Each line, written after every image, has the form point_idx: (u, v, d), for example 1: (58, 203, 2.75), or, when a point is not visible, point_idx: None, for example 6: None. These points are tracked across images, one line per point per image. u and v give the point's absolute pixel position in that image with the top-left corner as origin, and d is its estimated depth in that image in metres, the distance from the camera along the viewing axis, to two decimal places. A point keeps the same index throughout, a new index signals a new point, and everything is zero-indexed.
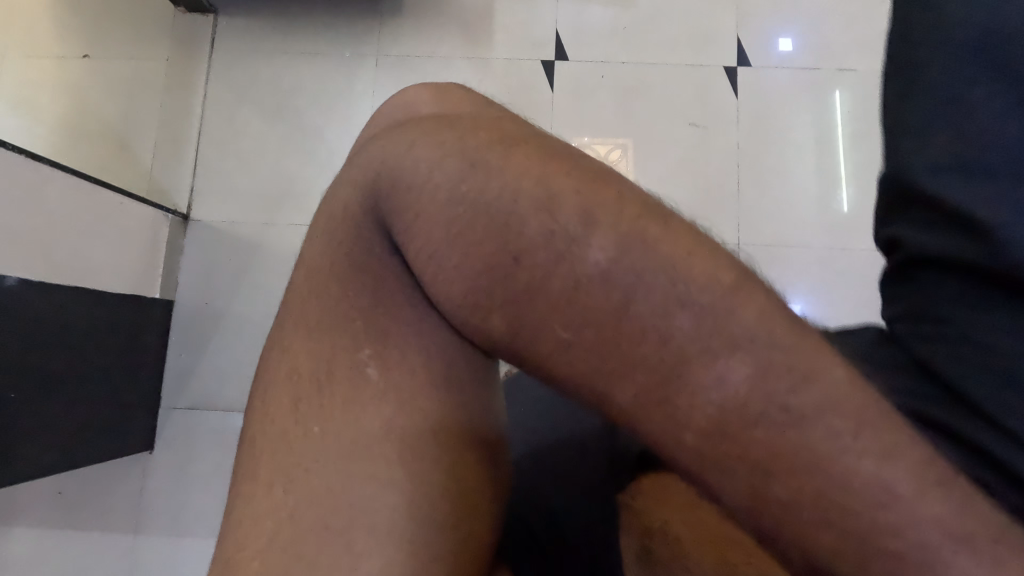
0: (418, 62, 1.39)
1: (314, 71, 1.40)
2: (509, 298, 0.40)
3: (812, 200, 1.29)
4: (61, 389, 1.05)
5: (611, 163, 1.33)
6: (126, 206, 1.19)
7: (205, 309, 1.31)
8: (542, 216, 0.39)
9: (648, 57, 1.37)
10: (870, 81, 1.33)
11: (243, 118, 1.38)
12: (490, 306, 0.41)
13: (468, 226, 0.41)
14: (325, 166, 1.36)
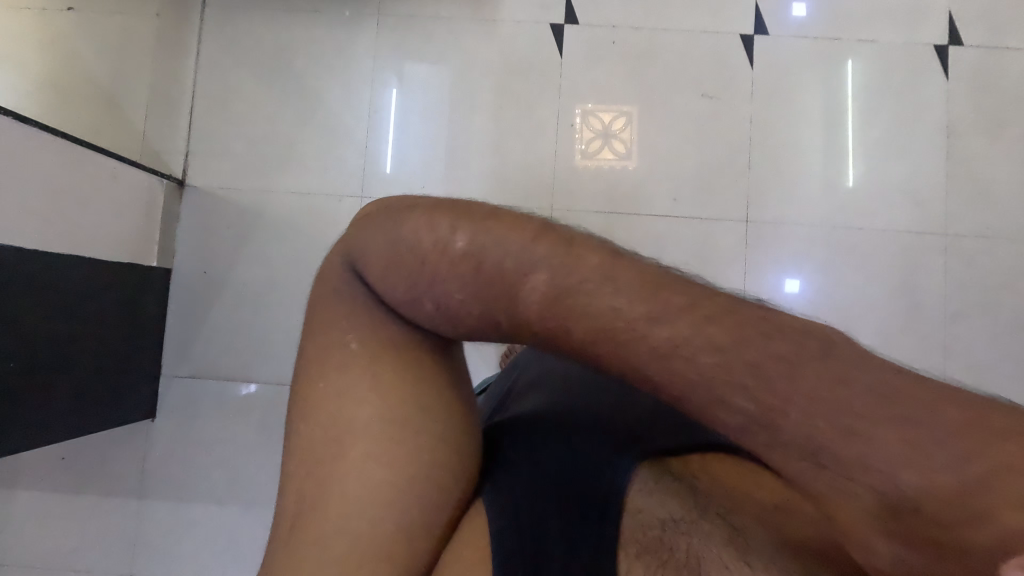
0: (420, 23, 1.33)
1: (311, 30, 1.33)
2: (483, 307, 0.42)
3: (820, 173, 1.27)
4: (61, 358, 1.04)
5: (614, 132, 1.29)
6: (120, 170, 1.15)
7: (204, 278, 1.29)
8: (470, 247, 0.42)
9: (661, 22, 1.31)
10: (890, 52, 1.29)
11: (237, 79, 1.33)
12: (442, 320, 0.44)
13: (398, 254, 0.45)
14: (324, 132, 1.32)
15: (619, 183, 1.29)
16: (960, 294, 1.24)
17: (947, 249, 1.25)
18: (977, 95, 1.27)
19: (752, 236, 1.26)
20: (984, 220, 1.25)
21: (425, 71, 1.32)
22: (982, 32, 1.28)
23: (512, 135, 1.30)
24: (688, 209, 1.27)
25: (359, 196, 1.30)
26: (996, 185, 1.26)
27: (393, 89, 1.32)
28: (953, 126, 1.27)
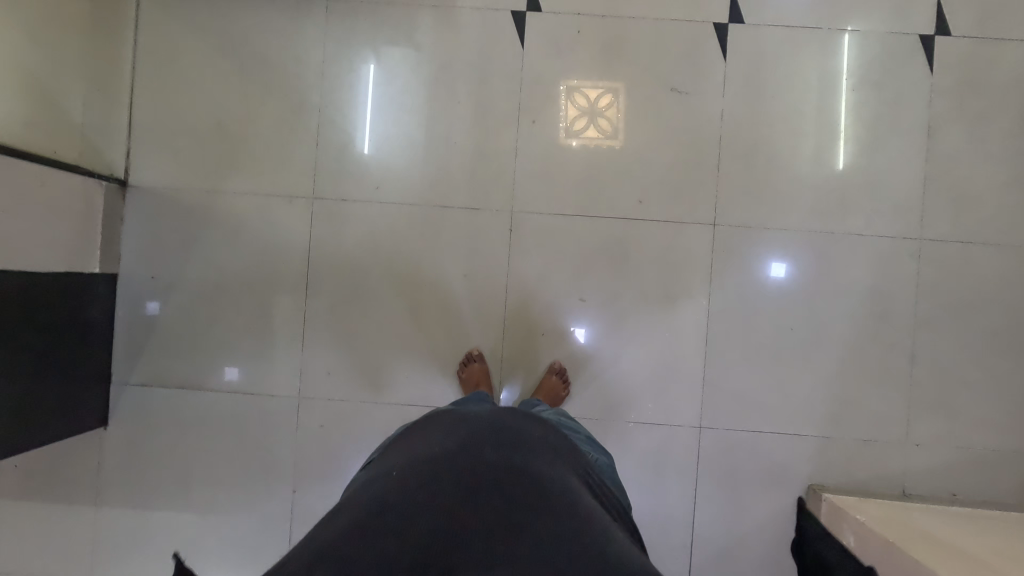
0: (373, 8, 1.24)
1: (255, 16, 1.25)
2: None
3: (792, 171, 1.21)
4: (8, 373, 1.02)
5: (601, 109, 1.23)
6: (48, 175, 1.09)
7: (151, 283, 1.25)
8: None
9: (629, 9, 1.23)
10: (872, 43, 1.21)
11: (179, 70, 1.25)
12: None
13: None
14: (272, 129, 1.25)
15: (582, 184, 1.23)
16: (930, 302, 1.20)
17: (920, 253, 1.20)
18: (962, 90, 1.21)
19: (718, 240, 1.22)
20: (960, 224, 1.20)
21: (378, 61, 1.24)
22: (971, 20, 1.20)
23: (469, 134, 1.24)
24: (654, 212, 1.22)
25: (310, 198, 1.24)
26: (977, 187, 1.20)
27: (343, 79, 1.24)
28: (933, 124, 1.20)
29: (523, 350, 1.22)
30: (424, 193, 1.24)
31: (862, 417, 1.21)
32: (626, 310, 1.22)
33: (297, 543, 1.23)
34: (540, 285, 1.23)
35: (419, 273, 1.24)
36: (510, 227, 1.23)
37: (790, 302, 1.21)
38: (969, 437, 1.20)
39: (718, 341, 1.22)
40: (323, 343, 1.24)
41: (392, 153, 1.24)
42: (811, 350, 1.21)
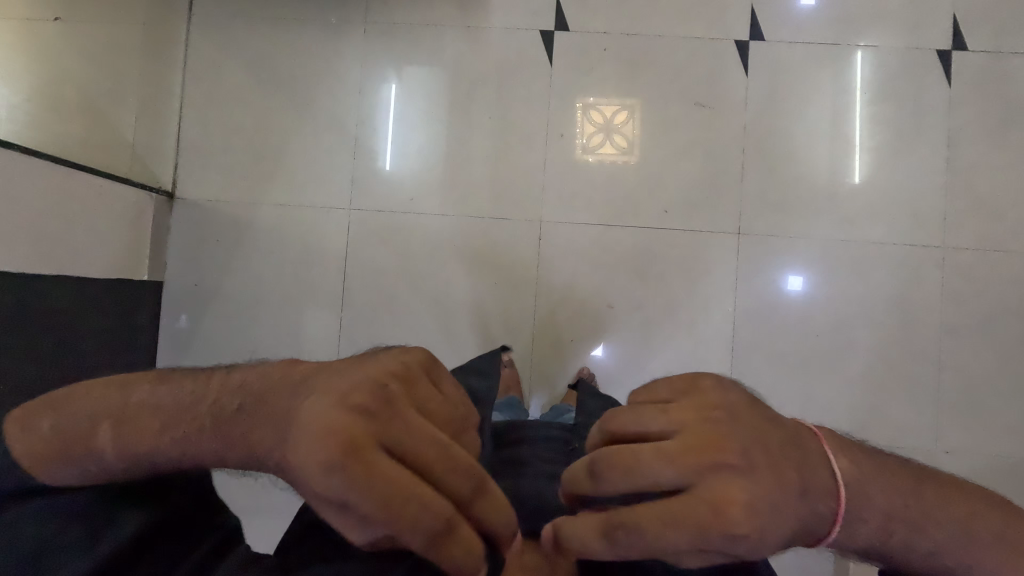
0: (408, 29, 1.31)
1: (296, 38, 1.32)
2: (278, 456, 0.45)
3: (818, 181, 1.24)
4: (61, 375, 1.07)
5: (616, 126, 1.27)
6: (107, 187, 1.16)
7: (194, 290, 1.30)
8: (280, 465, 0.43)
9: (652, 27, 1.28)
10: (889, 57, 1.25)
11: (223, 89, 1.32)
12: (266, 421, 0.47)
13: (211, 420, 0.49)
14: (310, 142, 1.31)
15: (610, 195, 1.27)
16: (956, 308, 1.22)
17: (944, 262, 1.22)
18: (980, 102, 1.24)
19: (743, 248, 1.25)
20: (983, 230, 1.22)
21: (412, 78, 1.30)
22: (988, 36, 1.24)
23: (501, 147, 1.29)
24: (679, 221, 1.26)
25: (346, 208, 1.30)
26: (999, 195, 1.22)
27: (379, 96, 1.30)
28: (953, 135, 1.23)
29: (553, 355, 1.25)
30: (455, 202, 1.29)
31: (891, 422, 1.22)
32: (653, 317, 1.25)
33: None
34: (568, 292, 1.26)
35: (452, 279, 1.28)
36: (539, 236, 1.27)
37: (818, 310, 1.23)
38: (998, 445, 1.20)
39: (745, 348, 1.24)
40: (359, 349, 1.28)
41: (425, 165, 1.29)
42: (838, 358, 1.23)
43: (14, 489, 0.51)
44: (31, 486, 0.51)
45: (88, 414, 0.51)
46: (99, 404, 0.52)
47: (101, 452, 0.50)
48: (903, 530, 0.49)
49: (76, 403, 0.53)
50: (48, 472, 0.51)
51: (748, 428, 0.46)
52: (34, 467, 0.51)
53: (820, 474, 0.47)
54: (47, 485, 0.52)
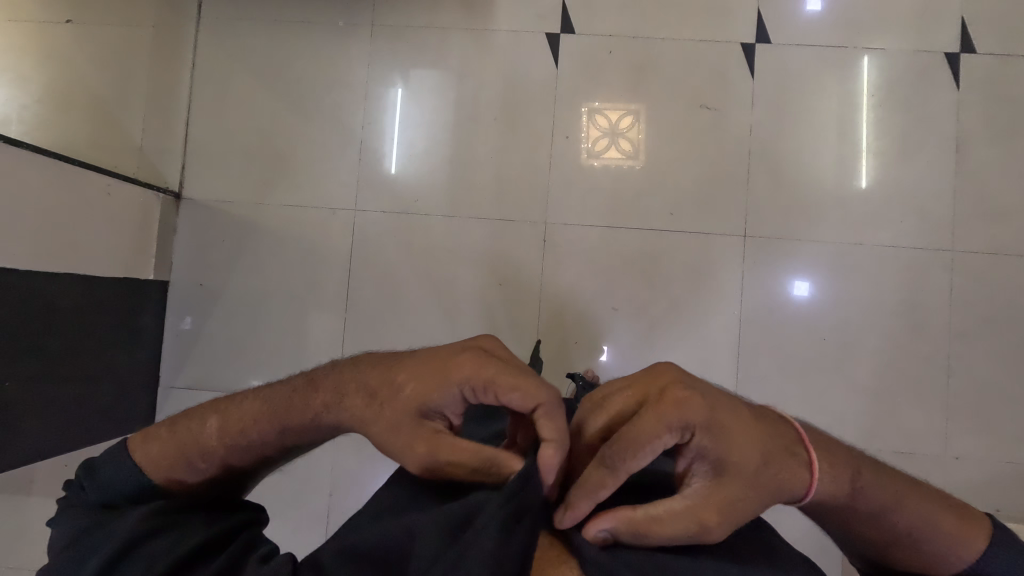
0: (415, 33, 1.31)
1: (304, 41, 1.33)
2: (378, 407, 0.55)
3: (825, 184, 1.24)
4: (65, 373, 1.08)
5: (622, 130, 1.27)
6: (114, 186, 1.16)
7: (199, 289, 1.31)
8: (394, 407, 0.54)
9: (658, 31, 1.28)
10: (897, 61, 1.24)
11: (231, 91, 1.33)
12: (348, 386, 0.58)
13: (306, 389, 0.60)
14: (317, 144, 1.31)
15: (615, 198, 1.27)
16: (966, 312, 1.20)
17: (953, 266, 1.21)
18: (989, 105, 1.23)
19: (749, 251, 1.24)
20: (993, 234, 1.21)
21: (418, 80, 1.31)
22: (995, 39, 1.23)
23: (506, 149, 1.29)
24: (684, 224, 1.25)
25: (351, 209, 1.30)
26: (1009, 198, 1.21)
27: (385, 98, 1.31)
28: (962, 138, 1.22)
29: (557, 358, 1.25)
30: (459, 204, 1.29)
31: (899, 427, 1.20)
32: (658, 319, 1.24)
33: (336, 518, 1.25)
34: (573, 294, 1.26)
35: (456, 281, 1.28)
36: (544, 238, 1.27)
37: (826, 313, 1.22)
38: (1009, 451, 1.18)
39: (750, 352, 1.23)
40: (363, 350, 1.28)
41: (431, 166, 1.30)
42: (847, 362, 1.21)
43: (127, 488, 0.59)
44: (142, 483, 0.59)
45: (200, 415, 0.62)
46: (207, 407, 0.63)
47: (208, 441, 0.60)
48: (865, 491, 0.56)
49: (191, 414, 0.63)
50: (166, 471, 0.60)
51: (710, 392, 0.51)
52: (152, 469, 0.60)
53: (784, 430, 0.54)
54: (158, 481, 0.60)
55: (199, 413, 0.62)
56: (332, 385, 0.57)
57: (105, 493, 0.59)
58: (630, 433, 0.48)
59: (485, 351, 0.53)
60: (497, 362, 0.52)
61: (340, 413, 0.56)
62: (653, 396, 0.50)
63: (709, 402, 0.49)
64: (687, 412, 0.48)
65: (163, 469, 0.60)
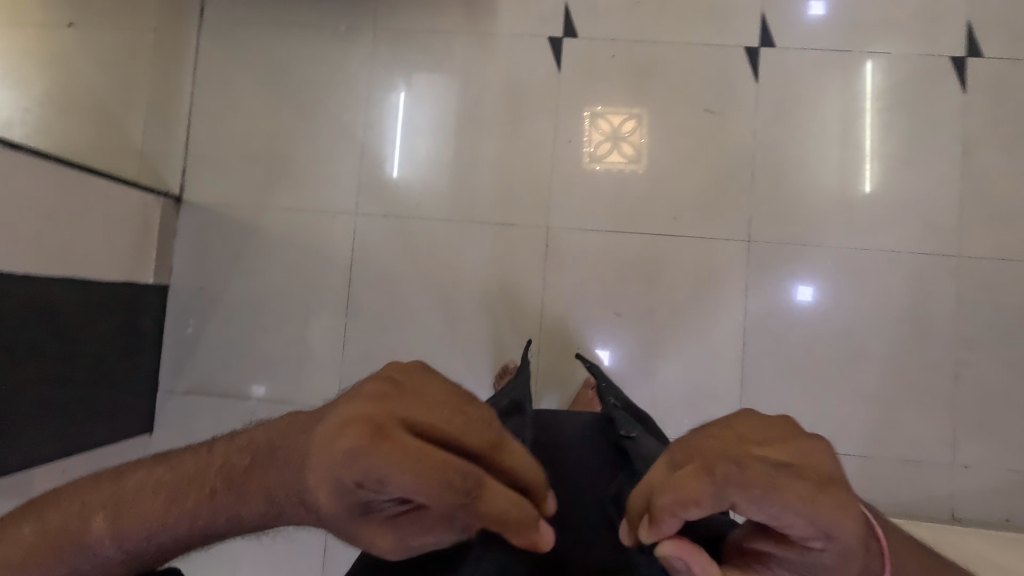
0: (418, 36, 1.31)
1: (305, 44, 1.32)
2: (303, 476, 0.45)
3: (830, 188, 1.23)
4: (63, 378, 1.07)
5: (624, 134, 1.26)
6: (114, 191, 1.16)
7: (199, 294, 1.30)
8: (315, 479, 0.43)
9: (662, 34, 1.28)
10: (902, 64, 1.23)
11: (233, 92, 1.33)
12: (276, 449, 0.48)
13: (240, 451, 0.51)
14: (318, 148, 1.31)
15: (617, 202, 1.26)
16: (973, 319, 1.19)
17: (959, 270, 1.20)
18: (996, 109, 1.22)
19: (753, 255, 1.23)
20: (1000, 239, 1.20)
21: (421, 83, 1.30)
22: (1002, 43, 1.22)
23: (508, 152, 1.28)
24: (688, 228, 1.24)
25: (353, 213, 1.29)
26: (1016, 204, 1.20)
27: (387, 101, 1.30)
28: (969, 142, 1.21)
29: (559, 363, 1.23)
30: (461, 207, 1.28)
31: (905, 435, 1.19)
32: (662, 324, 1.23)
33: (332, 560, 1.23)
34: (575, 298, 1.25)
35: (458, 285, 1.27)
36: (546, 242, 1.26)
37: (832, 320, 1.21)
38: (1018, 460, 1.17)
39: (754, 359, 1.21)
40: (364, 354, 1.27)
41: (432, 169, 1.29)
42: (852, 368, 1.20)
43: (47, 550, 0.52)
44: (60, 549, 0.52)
45: (125, 482, 0.53)
46: (134, 473, 0.54)
47: (132, 523, 0.50)
48: None
49: (117, 478, 0.54)
50: (81, 545, 0.51)
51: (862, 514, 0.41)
52: (68, 540, 0.51)
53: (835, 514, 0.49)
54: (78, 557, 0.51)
55: (125, 478, 0.54)
56: (252, 476, 0.48)
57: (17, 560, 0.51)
58: (773, 484, 0.38)
59: (378, 429, 0.40)
60: (433, 414, 0.43)
61: (276, 511, 0.48)
62: (810, 472, 0.40)
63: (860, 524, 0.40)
64: (842, 522, 0.38)
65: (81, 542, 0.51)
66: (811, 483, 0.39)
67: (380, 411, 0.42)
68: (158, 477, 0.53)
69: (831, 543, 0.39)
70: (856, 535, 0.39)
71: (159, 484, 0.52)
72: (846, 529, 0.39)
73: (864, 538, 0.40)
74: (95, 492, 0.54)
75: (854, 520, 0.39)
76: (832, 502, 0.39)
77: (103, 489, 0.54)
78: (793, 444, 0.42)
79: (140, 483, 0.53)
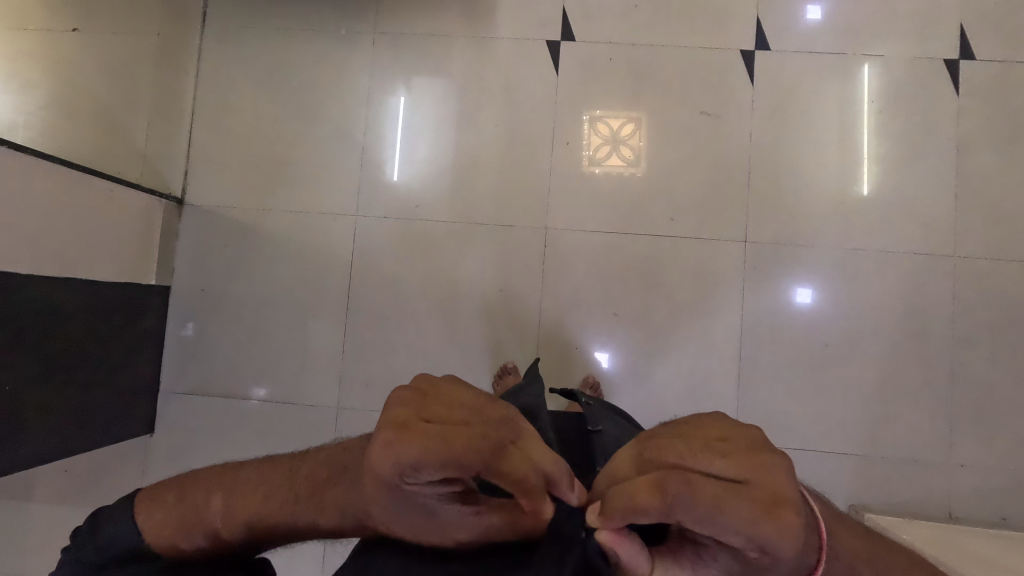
0: (419, 40, 1.33)
1: (307, 49, 1.34)
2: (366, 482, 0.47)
3: (826, 190, 1.24)
4: (66, 378, 1.08)
5: (621, 138, 1.28)
6: (117, 193, 1.17)
7: (201, 295, 1.31)
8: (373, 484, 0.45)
9: (659, 38, 1.29)
10: (897, 67, 1.25)
11: (236, 96, 1.34)
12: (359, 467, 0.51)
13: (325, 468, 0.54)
14: (320, 151, 1.32)
15: (616, 204, 1.27)
16: (968, 319, 1.20)
17: (956, 271, 1.21)
18: (990, 111, 1.23)
19: (750, 256, 1.24)
20: (994, 240, 1.21)
21: (421, 87, 1.32)
22: (994, 45, 1.24)
23: (507, 155, 1.29)
24: (686, 229, 1.25)
25: (353, 215, 1.31)
26: (1011, 205, 1.21)
27: (388, 104, 1.32)
28: (963, 144, 1.23)
29: (558, 363, 1.24)
30: (461, 209, 1.29)
31: (902, 434, 1.19)
32: (660, 324, 1.24)
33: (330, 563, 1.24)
34: (573, 299, 1.26)
35: (458, 286, 1.28)
36: (545, 243, 1.27)
37: (829, 320, 1.22)
38: (1015, 459, 1.17)
39: (752, 359, 1.22)
40: (363, 355, 1.28)
41: (432, 172, 1.30)
42: (850, 368, 1.21)
43: (125, 553, 0.52)
44: (139, 554, 0.52)
45: (211, 488, 0.55)
46: (218, 480, 0.56)
47: (214, 524, 0.52)
48: None
49: (201, 482, 0.56)
50: (167, 541, 0.52)
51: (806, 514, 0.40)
52: (155, 537, 0.53)
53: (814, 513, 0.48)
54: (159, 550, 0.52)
55: (210, 484, 0.55)
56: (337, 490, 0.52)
57: (101, 561, 0.52)
58: (717, 507, 0.37)
59: (410, 425, 0.42)
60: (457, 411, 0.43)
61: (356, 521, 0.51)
62: (762, 493, 0.37)
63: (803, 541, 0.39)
64: (783, 540, 0.37)
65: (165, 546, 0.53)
66: (752, 500, 0.37)
67: (413, 412, 0.43)
68: (243, 486, 0.54)
69: (770, 555, 0.38)
70: (796, 548, 0.38)
71: (242, 493, 0.54)
72: (785, 546, 0.37)
73: (805, 544, 0.39)
74: (178, 495, 0.55)
75: (796, 534, 0.37)
76: (776, 523, 0.37)
77: (187, 493, 0.55)
78: (756, 457, 0.39)
79: (225, 491, 0.54)
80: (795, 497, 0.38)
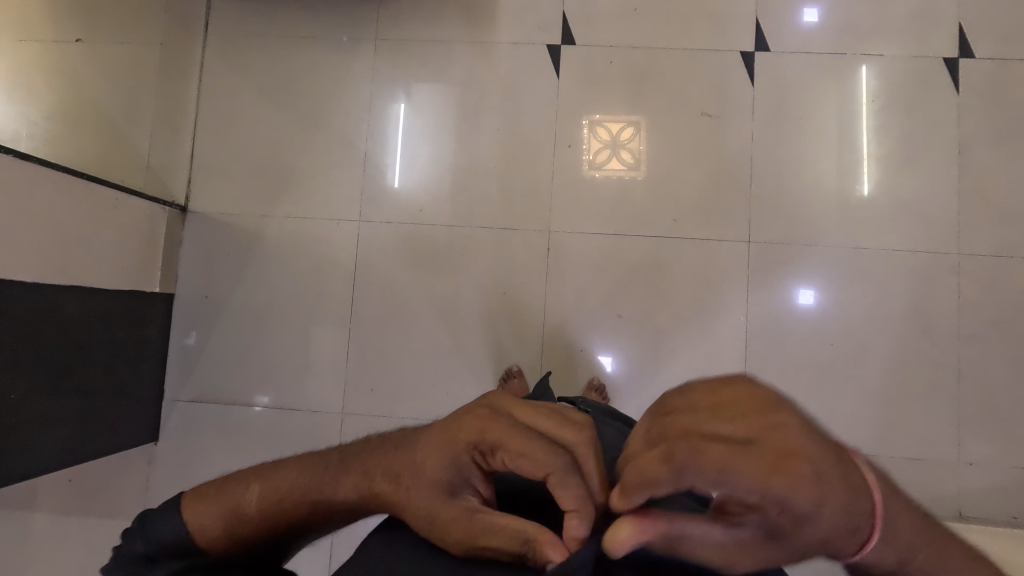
0: (420, 46, 1.33)
1: (308, 56, 1.35)
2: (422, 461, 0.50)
3: (828, 189, 1.24)
4: (70, 386, 1.08)
5: (622, 141, 1.28)
6: (121, 201, 1.18)
7: (205, 302, 1.31)
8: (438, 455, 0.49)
9: (659, 41, 1.30)
10: (897, 67, 1.25)
11: (238, 103, 1.35)
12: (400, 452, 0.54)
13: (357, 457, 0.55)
14: (322, 157, 1.33)
15: (618, 207, 1.27)
16: (974, 316, 1.19)
17: (960, 269, 1.20)
18: (990, 109, 1.23)
19: (753, 256, 1.24)
20: (998, 237, 1.20)
21: (422, 92, 1.33)
22: (993, 43, 1.24)
23: (509, 158, 1.30)
24: (689, 231, 1.25)
25: (355, 220, 1.31)
26: (1013, 202, 1.21)
27: (389, 110, 1.32)
28: (964, 142, 1.23)
29: (562, 365, 1.24)
30: (464, 213, 1.29)
31: (910, 433, 1.18)
32: (665, 325, 1.24)
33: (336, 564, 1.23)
34: (576, 302, 1.25)
35: (461, 291, 1.28)
36: (547, 246, 1.27)
37: (834, 320, 1.21)
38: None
39: (757, 359, 1.22)
40: (367, 361, 1.28)
41: (435, 176, 1.31)
42: (855, 367, 1.20)
43: (170, 545, 0.52)
44: (183, 548, 0.52)
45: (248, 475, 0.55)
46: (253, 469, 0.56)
47: (248, 512, 0.52)
48: None
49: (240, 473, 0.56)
50: (206, 531, 0.52)
51: (828, 467, 0.36)
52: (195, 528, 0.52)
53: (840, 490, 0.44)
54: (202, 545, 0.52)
55: (246, 473, 0.56)
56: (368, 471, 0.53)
57: (148, 548, 0.53)
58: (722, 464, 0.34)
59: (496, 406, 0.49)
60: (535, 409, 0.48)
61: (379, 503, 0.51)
62: (766, 451, 0.35)
63: (826, 495, 0.35)
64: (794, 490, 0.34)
65: (201, 536, 0.52)
66: (752, 455, 0.34)
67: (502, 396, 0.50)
68: (277, 470, 0.55)
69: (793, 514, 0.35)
70: (814, 502, 0.34)
71: (278, 476, 0.54)
72: (799, 500, 0.34)
73: (828, 498, 0.35)
74: (217, 485, 0.55)
75: (809, 487, 0.34)
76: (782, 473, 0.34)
77: (228, 483, 0.55)
78: (754, 413, 0.37)
79: (260, 477, 0.54)
80: (804, 449, 0.35)
